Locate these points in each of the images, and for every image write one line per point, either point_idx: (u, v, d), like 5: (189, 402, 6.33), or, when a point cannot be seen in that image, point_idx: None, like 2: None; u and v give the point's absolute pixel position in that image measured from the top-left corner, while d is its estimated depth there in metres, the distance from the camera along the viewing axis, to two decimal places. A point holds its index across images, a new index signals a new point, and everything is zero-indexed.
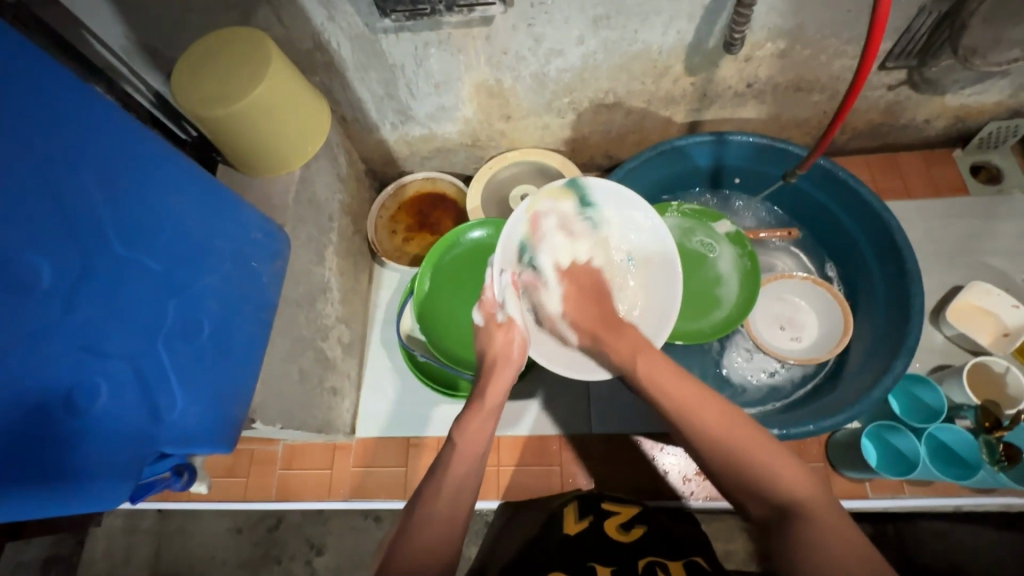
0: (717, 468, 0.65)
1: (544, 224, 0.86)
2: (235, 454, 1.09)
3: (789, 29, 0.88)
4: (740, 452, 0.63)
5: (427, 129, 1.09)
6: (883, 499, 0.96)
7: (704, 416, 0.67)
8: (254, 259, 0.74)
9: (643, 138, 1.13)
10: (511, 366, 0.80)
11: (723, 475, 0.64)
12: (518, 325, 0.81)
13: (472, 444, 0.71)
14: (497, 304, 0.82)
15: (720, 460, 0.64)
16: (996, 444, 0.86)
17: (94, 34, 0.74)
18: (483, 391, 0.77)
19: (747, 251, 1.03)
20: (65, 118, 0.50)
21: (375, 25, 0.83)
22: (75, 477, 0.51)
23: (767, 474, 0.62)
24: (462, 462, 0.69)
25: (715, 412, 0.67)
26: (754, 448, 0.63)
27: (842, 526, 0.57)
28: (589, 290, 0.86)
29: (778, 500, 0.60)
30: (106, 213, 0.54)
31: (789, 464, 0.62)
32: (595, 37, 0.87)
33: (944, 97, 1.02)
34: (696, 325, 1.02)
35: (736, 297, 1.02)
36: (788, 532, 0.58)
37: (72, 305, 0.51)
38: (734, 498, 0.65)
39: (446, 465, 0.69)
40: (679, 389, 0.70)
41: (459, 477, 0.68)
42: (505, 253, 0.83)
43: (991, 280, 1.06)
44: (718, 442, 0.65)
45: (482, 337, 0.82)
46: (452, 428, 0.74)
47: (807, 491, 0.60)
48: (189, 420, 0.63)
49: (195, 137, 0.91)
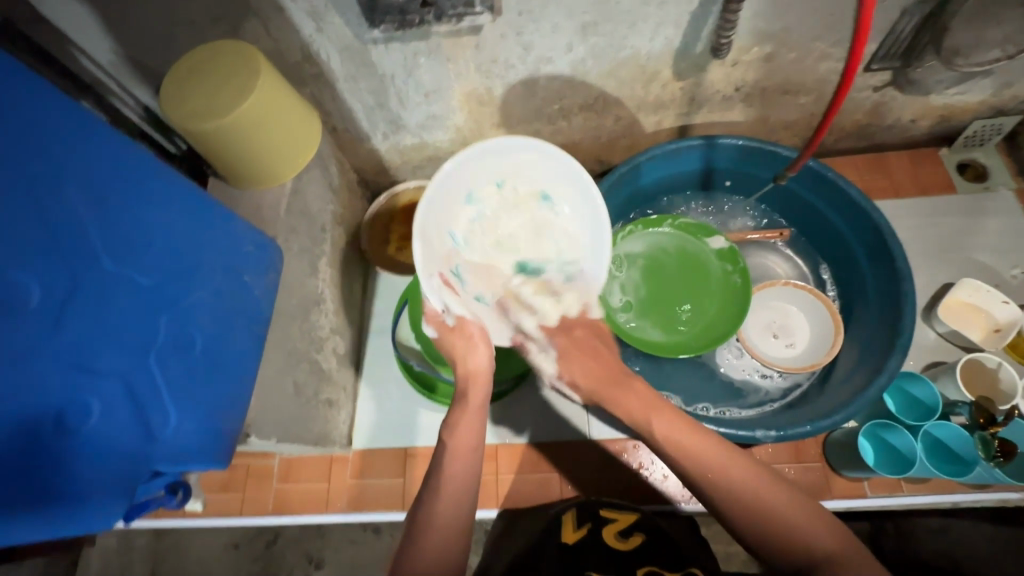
0: (747, 528, 0.63)
1: (450, 214, 0.80)
2: (230, 469, 1.08)
3: (775, 32, 0.89)
4: (779, 511, 0.63)
5: (418, 138, 1.09)
6: (882, 496, 0.97)
7: (740, 479, 0.65)
8: (245, 274, 0.73)
9: (634, 143, 1.14)
10: (483, 355, 0.82)
11: (754, 537, 0.63)
12: (471, 321, 0.82)
13: (462, 440, 0.72)
14: (440, 312, 0.82)
15: (757, 518, 0.63)
16: (991, 440, 0.86)
17: (82, 49, 0.74)
18: (467, 385, 0.80)
19: (739, 268, 1.03)
20: (50, 133, 0.50)
21: (364, 35, 0.83)
22: (66, 499, 0.50)
23: (801, 533, 0.61)
24: (455, 459, 0.70)
25: (750, 470, 0.66)
26: (791, 510, 0.63)
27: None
28: (587, 345, 0.85)
29: (816, 554, 0.60)
30: (94, 232, 0.54)
31: (822, 520, 0.63)
32: (584, 44, 0.87)
33: (929, 97, 1.03)
34: (692, 331, 1.02)
35: (725, 310, 1.02)
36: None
37: (61, 324, 0.50)
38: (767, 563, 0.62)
39: (441, 466, 0.69)
40: (717, 452, 0.68)
41: (455, 478, 0.68)
42: (432, 259, 0.76)
43: (980, 275, 1.07)
44: (752, 498, 0.64)
45: (443, 347, 0.84)
46: (443, 429, 0.75)
47: (842, 547, 0.60)
48: (181, 437, 0.62)
49: (185, 150, 0.91)
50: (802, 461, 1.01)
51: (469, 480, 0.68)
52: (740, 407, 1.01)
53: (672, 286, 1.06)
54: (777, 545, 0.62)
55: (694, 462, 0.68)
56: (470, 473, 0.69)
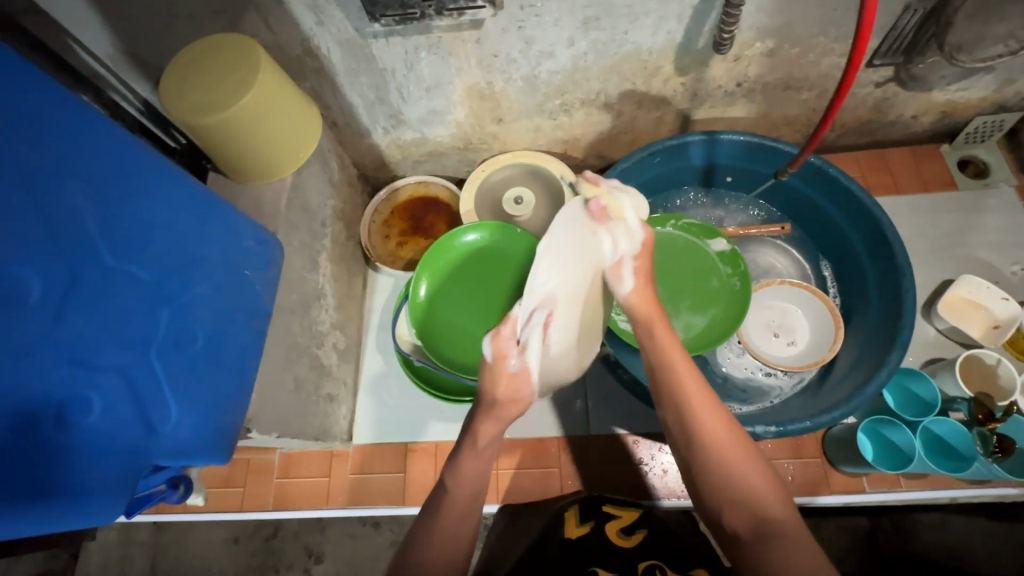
0: (705, 473, 0.64)
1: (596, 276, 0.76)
2: (231, 464, 1.08)
3: (777, 28, 0.88)
4: (734, 467, 0.63)
5: (419, 133, 1.09)
6: (880, 492, 0.96)
7: (711, 427, 0.65)
8: (246, 269, 0.73)
9: (636, 138, 1.14)
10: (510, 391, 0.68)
11: (707, 484, 0.64)
12: (531, 375, 0.68)
13: (465, 492, 0.66)
14: (513, 342, 0.69)
15: (709, 463, 0.64)
16: (990, 436, 0.87)
17: (80, 41, 0.74)
18: (479, 422, 0.69)
19: (739, 271, 1.03)
20: (48, 126, 0.50)
21: (365, 29, 0.83)
22: (67, 493, 0.50)
23: (749, 490, 0.62)
24: (449, 515, 0.65)
25: (726, 426, 0.65)
26: (749, 471, 0.63)
27: (816, 558, 0.56)
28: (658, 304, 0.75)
29: (758, 512, 0.60)
30: (94, 227, 0.53)
31: (782, 496, 0.62)
32: (585, 39, 0.87)
33: (930, 93, 1.03)
34: (704, 324, 1.02)
35: (725, 312, 1.02)
36: (763, 552, 0.57)
37: (61, 318, 0.50)
38: (712, 509, 0.64)
39: (436, 516, 0.65)
40: (697, 398, 0.67)
41: (446, 524, 0.64)
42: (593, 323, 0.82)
43: (980, 272, 1.07)
44: (715, 447, 0.64)
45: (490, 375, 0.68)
46: (446, 464, 0.69)
47: (794, 523, 0.60)
48: (182, 432, 0.62)
49: (184, 145, 0.91)
50: (800, 457, 1.01)
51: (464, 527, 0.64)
52: (740, 403, 1.01)
53: (679, 287, 1.05)
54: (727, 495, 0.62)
55: (673, 400, 0.67)
56: (463, 516, 0.65)
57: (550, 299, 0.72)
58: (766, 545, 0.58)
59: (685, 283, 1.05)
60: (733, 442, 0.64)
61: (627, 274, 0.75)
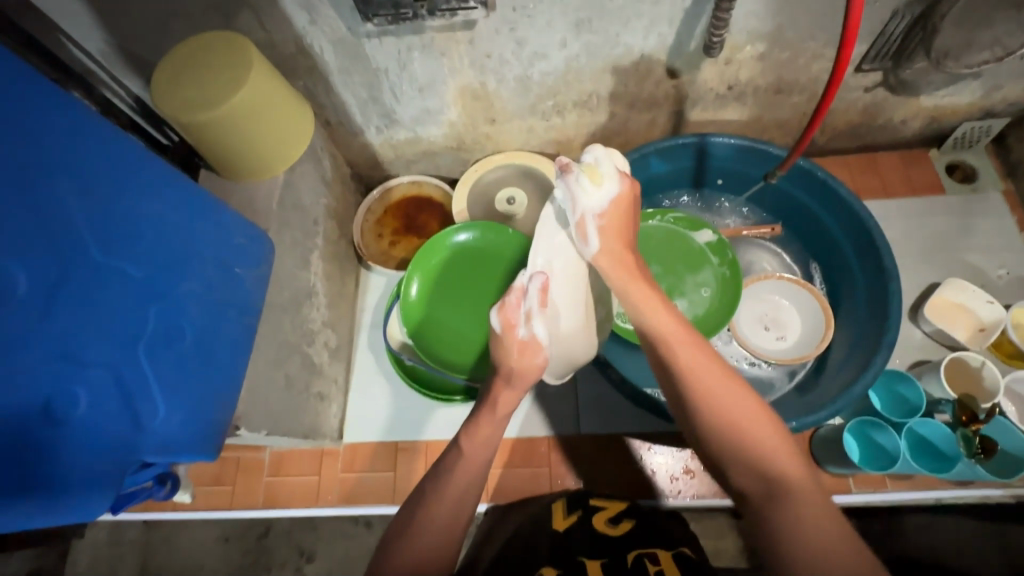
0: (719, 439, 0.65)
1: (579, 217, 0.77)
2: (220, 462, 1.08)
3: (768, 32, 0.89)
4: (754, 439, 0.63)
5: (412, 132, 1.09)
6: (867, 492, 0.99)
7: (713, 385, 0.66)
8: (236, 265, 0.74)
9: (628, 140, 1.14)
10: (536, 358, 0.75)
11: (723, 449, 0.65)
12: (540, 342, 0.75)
13: (459, 485, 0.67)
14: (519, 316, 0.75)
15: (720, 432, 0.65)
16: (972, 437, 0.88)
17: (72, 38, 0.73)
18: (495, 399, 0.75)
19: (728, 261, 1.04)
20: (36, 121, 0.50)
21: (358, 29, 0.83)
22: (51, 487, 0.50)
23: (768, 453, 0.63)
24: (444, 503, 0.66)
25: (739, 391, 0.66)
26: (768, 436, 0.64)
27: (837, 519, 0.58)
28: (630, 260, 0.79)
29: (777, 483, 0.61)
30: (84, 222, 0.53)
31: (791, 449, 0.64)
32: (578, 40, 0.87)
33: (918, 98, 1.04)
34: (713, 280, 1.04)
35: (720, 292, 1.03)
36: (779, 509, 0.59)
37: (50, 313, 0.50)
38: (726, 475, 0.65)
39: (427, 504, 0.66)
40: (708, 369, 0.67)
41: (438, 514, 0.65)
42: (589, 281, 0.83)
43: (966, 275, 1.09)
44: (734, 414, 0.65)
45: (500, 347, 0.76)
46: (460, 430, 0.74)
47: (805, 476, 0.61)
48: (170, 428, 0.62)
49: (176, 142, 0.90)
50: None
51: (455, 523, 0.65)
52: None
53: (675, 262, 1.06)
54: (739, 451, 0.64)
55: (682, 375, 0.68)
56: (457, 517, 0.66)
57: (545, 268, 0.78)
58: (774, 505, 0.60)
59: (682, 262, 1.06)
60: (736, 397, 0.66)
61: (588, 239, 0.76)
